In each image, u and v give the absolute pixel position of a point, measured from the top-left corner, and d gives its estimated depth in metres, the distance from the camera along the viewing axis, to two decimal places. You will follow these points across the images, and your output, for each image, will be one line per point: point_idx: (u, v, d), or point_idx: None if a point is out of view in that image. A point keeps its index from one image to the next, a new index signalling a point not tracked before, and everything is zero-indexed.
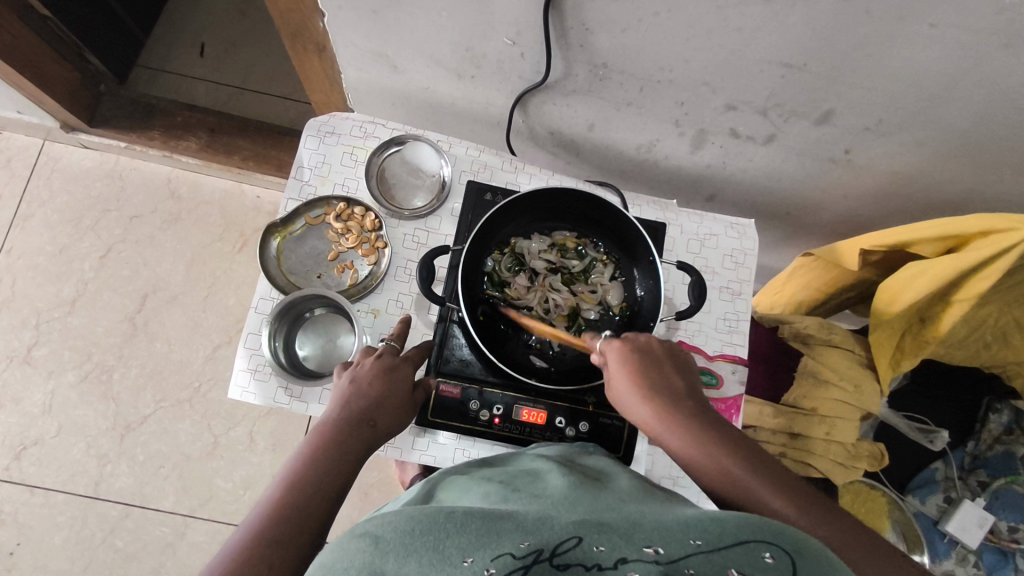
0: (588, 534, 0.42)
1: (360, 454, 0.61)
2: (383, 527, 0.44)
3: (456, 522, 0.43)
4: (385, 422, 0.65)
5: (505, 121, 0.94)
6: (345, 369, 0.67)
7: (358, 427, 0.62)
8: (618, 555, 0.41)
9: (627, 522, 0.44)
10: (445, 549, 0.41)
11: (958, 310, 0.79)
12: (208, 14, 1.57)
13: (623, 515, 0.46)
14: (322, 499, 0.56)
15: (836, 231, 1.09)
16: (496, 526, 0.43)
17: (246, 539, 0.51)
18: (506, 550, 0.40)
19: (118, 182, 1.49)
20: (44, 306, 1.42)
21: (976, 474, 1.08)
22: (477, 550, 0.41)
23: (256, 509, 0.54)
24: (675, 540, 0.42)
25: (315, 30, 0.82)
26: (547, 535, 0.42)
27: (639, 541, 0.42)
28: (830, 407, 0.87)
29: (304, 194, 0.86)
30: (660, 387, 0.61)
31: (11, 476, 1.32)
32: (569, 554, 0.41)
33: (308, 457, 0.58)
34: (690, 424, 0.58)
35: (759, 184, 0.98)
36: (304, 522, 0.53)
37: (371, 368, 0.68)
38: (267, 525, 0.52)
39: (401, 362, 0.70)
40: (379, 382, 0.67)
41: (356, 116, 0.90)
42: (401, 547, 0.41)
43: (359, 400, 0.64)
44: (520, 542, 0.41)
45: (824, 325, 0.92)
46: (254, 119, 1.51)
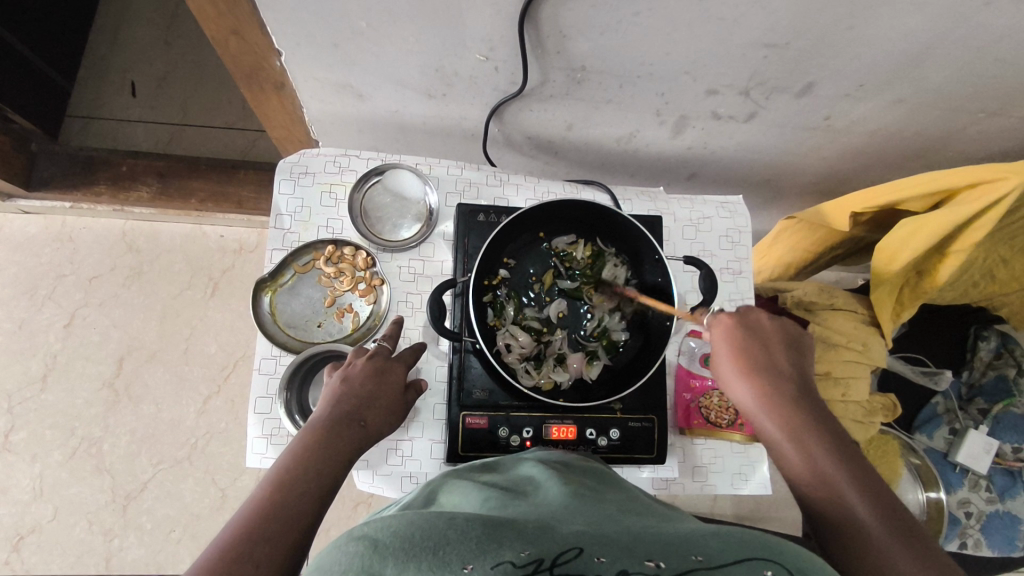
0: (589, 546, 0.40)
1: (351, 454, 0.60)
2: (381, 531, 0.41)
3: (457, 530, 0.41)
4: (375, 422, 0.63)
5: (480, 132, 0.91)
6: (335, 369, 0.66)
7: (347, 427, 0.61)
8: (619, 566, 0.38)
9: (629, 537, 0.42)
10: (445, 555, 0.38)
11: (955, 261, 0.81)
12: (133, 51, 1.48)
13: (625, 527, 0.44)
14: (310, 500, 0.54)
15: (814, 190, 1.10)
16: (497, 535, 0.40)
17: (233, 534, 0.49)
18: (506, 559, 0.38)
19: (68, 244, 1.40)
20: (13, 386, 1.34)
21: (975, 403, 1.13)
22: (477, 556, 0.38)
23: (242, 506, 0.52)
24: (679, 555, 0.40)
25: (272, 69, 0.78)
26: (548, 546, 0.40)
27: (640, 554, 0.39)
28: (842, 368, 0.89)
29: (288, 242, 0.82)
30: (750, 346, 0.64)
31: (14, 569, 1.26)
32: (569, 566, 0.38)
33: (296, 459, 0.56)
34: (768, 386, 0.61)
35: (740, 158, 0.98)
36: (290, 523, 0.51)
37: (362, 368, 0.66)
38: (251, 523, 0.50)
39: (393, 363, 0.68)
40: (371, 382, 0.65)
41: (326, 150, 0.86)
42: (399, 552, 0.38)
43: (350, 400, 0.63)
44: (521, 552, 0.38)
45: (823, 290, 0.94)
46: (204, 156, 1.43)
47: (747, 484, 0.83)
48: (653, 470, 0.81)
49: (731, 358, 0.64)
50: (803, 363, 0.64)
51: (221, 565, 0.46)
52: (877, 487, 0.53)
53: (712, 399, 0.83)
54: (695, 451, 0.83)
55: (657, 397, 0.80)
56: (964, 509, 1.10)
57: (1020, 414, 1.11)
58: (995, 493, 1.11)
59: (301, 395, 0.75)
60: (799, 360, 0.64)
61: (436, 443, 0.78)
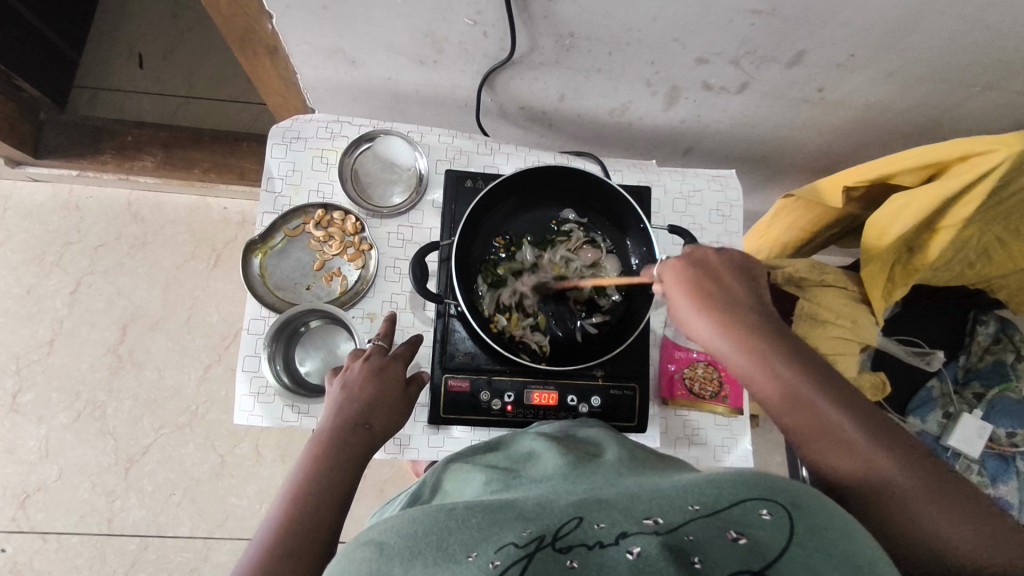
0: (588, 513, 0.41)
1: (360, 457, 0.63)
2: (387, 534, 0.43)
3: (458, 521, 0.42)
4: (380, 422, 0.66)
5: (473, 101, 0.92)
6: (335, 375, 0.67)
7: (352, 432, 0.63)
8: (619, 530, 0.39)
9: (625, 497, 0.43)
10: (449, 546, 0.40)
11: (945, 237, 0.81)
12: (141, 23, 1.49)
13: (622, 487, 0.45)
14: (326, 510, 0.57)
15: (812, 168, 1.09)
16: (497, 519, 0.42)
17: (257, 556, 0.53)
18: (508, 541, 0.39)
19: (76, 213, 1.43)
20: (21, 349, 1.37)
21: (971, 387, 1.13)
22: (479, 545, 0.39)
23: (265, 523, 0.56)
24: (675, 509, 0.41)
25: (264, 33, 0.79)
26: (549, 522, 0.40)
27: (637, 514, 0.40)
28: (830, 345, 0.89)
29: (279, 206, 0.83)
30: (720, 298, 0.58)
31: (20, 526, 1.30)
32: (571, 536, 0.39)
33: (307, 471, 0.59)
34: (751, 342, 0.55)
35: (735, 132, 0.97)
36: (310, 536, 0.56)
37: (361, 371, 0.67)
38: (275, 541, 0.54)
39: (392, 362, 0.69)
40: (371, 384, 0.67)
41: (320, 116, 0.87)
42: (407, 550, 0.40)
43: (351, 408, 0.64)
44: (523, 532, 0.39)
45: (816, 266, 0.94)
46: (208, 128, 1.45)
47: (729, 456, 0.83)
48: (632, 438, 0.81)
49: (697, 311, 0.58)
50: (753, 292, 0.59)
51: None
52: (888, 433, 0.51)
53: (697, 371, 0.84)
54: (677, 423, 0.84)
55: (640, 366, 0.80)
56: None
57: (1017, 399, 1.11)
58: (986, 476, 1.09)
59: (288, 351, 0.77)
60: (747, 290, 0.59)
61: (419, 407, 0.79)
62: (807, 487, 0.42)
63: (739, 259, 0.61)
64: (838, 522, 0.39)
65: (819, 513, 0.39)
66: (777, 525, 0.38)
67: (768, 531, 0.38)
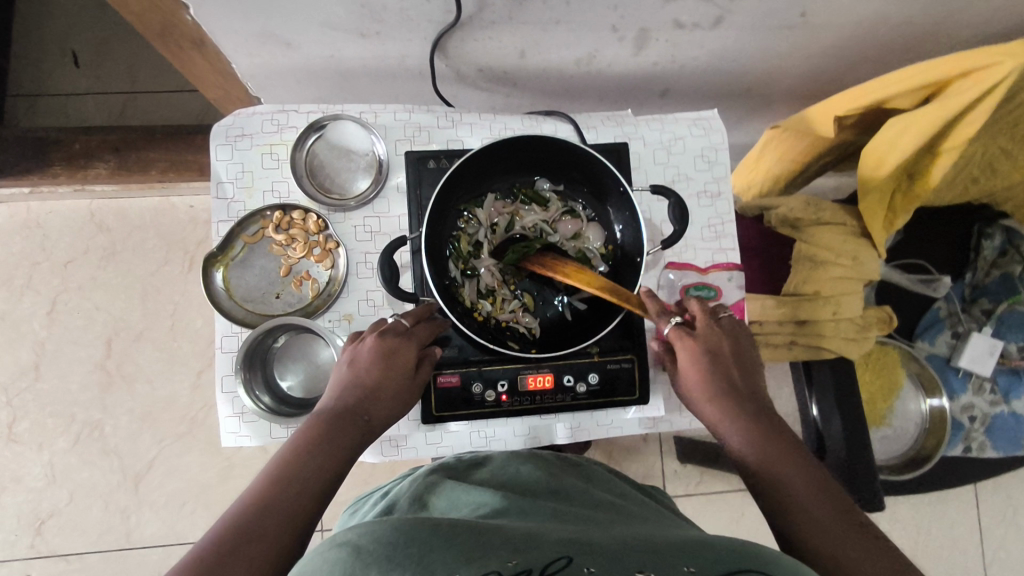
0: (578, 556, 0.40)
1: (354, 447, 0.60)
2: (365, 537, 0.42)
3: (443, 541, 0.41)
4: (379, 415, 0.64)
5: (427, 69, 0.84)
6: (347, 349, 0.66)
7: (349, 421, 0.61)
8: None
9: (616, 546, 0.42)
10: (429, 562, 0.39)
11: (947, 160, 0.75)
12: (66, 17, 1.38)
13: (614, 535, 0.45)
14: (307, 498, 0.53)
15: (799, 94, 1.02)
16: (483, 546, 0.41)
17: (230, 520, 0.49)
18: (490, 569, 0.38)
19: (37, 230, 1.37)
20: (8, 378, 1.34)
21: (979, 304, 1.08)
22: (460, 567, 0.38)
23: (238, 498, 0.52)
24: (669, 568, 0.39)
25: (184, 26, 0.71)
26: (535, 557, 0.40)
27: (629, 566, 0.39)
28: (830, 287, 0.85)
29: (234, 212, 0.78)
30: (717, 371, 0.66)
31: (40, 550, 1.30)
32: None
33: (298, 452, 0.56)
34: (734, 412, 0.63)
35: (713, 68, 0.90)
36: (292, 513, 0.51)
37: (371, 350, 0.65)
38: (247, 518, 0.50)
39: (405, 343, 0.67)
40: (378, 366, 0.65)
41: (263, 108, 0.80)
42: (383, 560, 0.39)
43: (356, 391, 0.63)
44: (507, 563, 0.39)
45: (811, 206, 0.88)
46: (157, 124, 1.36)
47: None
48: (638, 410, 0.77)
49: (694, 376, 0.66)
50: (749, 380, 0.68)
51: (218, 551, 0.46)
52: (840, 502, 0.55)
53: None
54: None
55: (636, 336, 0.76)
56: (967, 413, 1.07)
57: None
58: (1000, 395, 1.07)
59: (265, 371, 0.73)
60: (745, 378, 0.67)
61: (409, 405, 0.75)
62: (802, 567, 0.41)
63: (741, 348, 0.70)
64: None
65: None
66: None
67: None
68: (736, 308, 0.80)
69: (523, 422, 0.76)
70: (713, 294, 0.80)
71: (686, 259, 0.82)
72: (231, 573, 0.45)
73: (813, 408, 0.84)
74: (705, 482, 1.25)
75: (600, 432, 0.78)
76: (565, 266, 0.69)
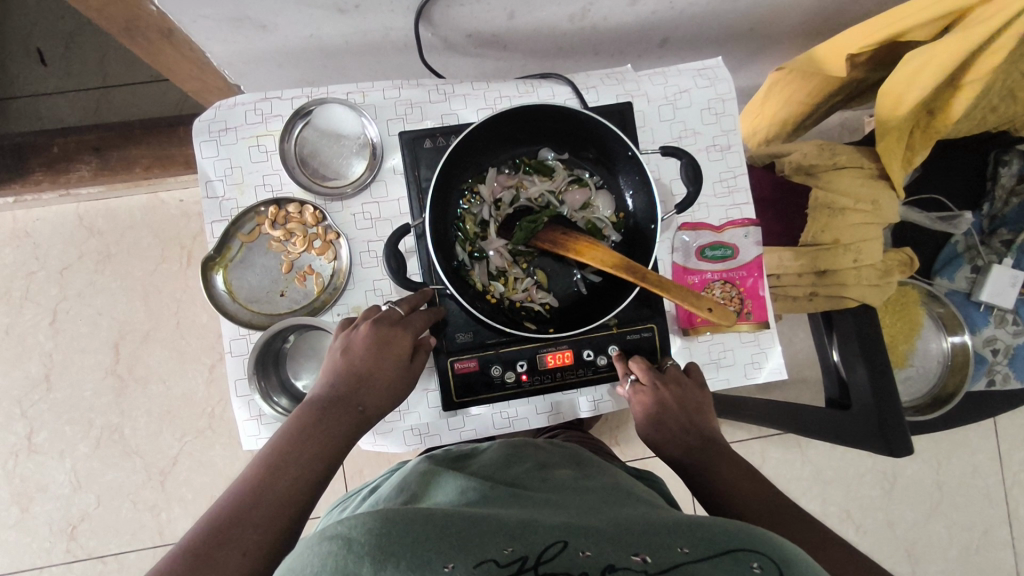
0: (573, 539, 0.41)
1: (347, 438, 0.58)
2: (355, 528, 0.40)
3: (436, 528, 0.41)
4: (375, 404, 0.61)
5: (412, 40, 0.80)
6: (339, 336, 0.63)
7: (344, 411, 0.59)
8: (605, 561, 0.38)
9: (615, 530, 0.42)
10: (424, 550, 0.38)
11: (972, 91, 0.72)
12: (24, 12, 1.31)
13: (609, 517, 0.45)
14: (302, 486, 0.54)
15: (803, 32, 0.97)
16: (480, 533, 0.41)
17: (222, 513, 0.50)
18: (489, 557, 0.39)
19: (28, 240, 1.34)
20: (20, 392, 1.33)
21: (998, 235, 1.05)
22: (457, 556, 0.38)
23: (234, 483, 0.53)
24: (665, 549, 0.40)
25: (151, 17, 0.67)
26: (534, 541, 0.40)
27: (627, 548, 0.40)
28: (850, 235, 0.83)
29: (227, 211, 0.74)
30: None
31: (76, 555, 1.30)
32: (555, 560, 0.39)
33: (290, 440, 0.55)
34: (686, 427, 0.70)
35: (714, 11, 0.85)
36: (283, 508, 0.52)
37: (365, 337, 0.62)
38: (241, 506, 0.51)
39: (399, 332, 0.64)
40: (372, 355, 0.62)
41: (244, 97, 0.76)
42: (376, 550, 0.38)
43: (349, 378, 0.60)
44: (505, 550, 0.39)
45: (825, 148, 0.86)
46: (136, 118, 1.31)
47: (761, 372, 0.78)
48: None
49: None
50: (699, 415, 0.69)
51: (206, 545, 0.48)
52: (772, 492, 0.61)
53: (714, 294, 0.78)
54: (702, 349, 0.77)
55: (653, 305, 0.74)
56: (989, 347, 1.04)
57: None
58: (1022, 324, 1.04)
59: (279, 372, 0.72)
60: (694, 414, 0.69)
61: (428, 392, 0.73)
62: (789, 544, 0.42)
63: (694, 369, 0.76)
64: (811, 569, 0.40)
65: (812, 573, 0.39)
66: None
67: None
68: (754, 264, 0.77)
69: (545, 399, 0.75)
70: (730, 252, 0.77)
71: (699, 218, 0.79)
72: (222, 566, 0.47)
73: (835, 353, 0.83)
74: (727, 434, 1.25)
75: (623, 403, 0.75)
76: (576, 241, 0.66)
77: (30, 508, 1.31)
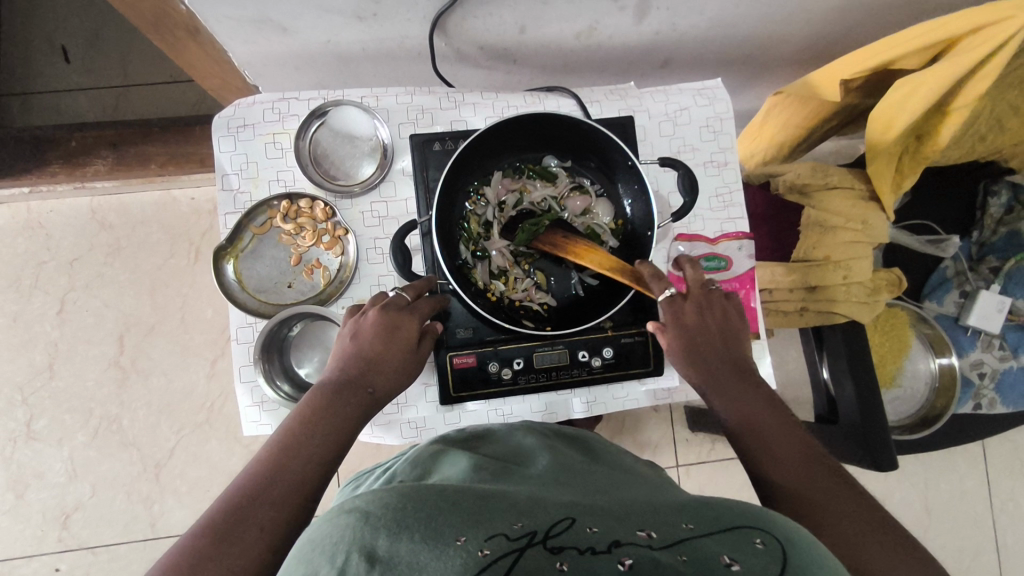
0: (580, 516, 0.40)
1: (358, 419, 0.60)
2: (373, 502, 0.40)
3: (448, 502, 0.40)
4: (383, 386, 0.63)
5: (427, 50, 0.83)
6: (346, 324, 0.65)
7: (353, 393, 0.61)
8: (611, 537, 0.38)
9: (621, 509, 0.42)
10: (437, 523, 0.37)
11: (957, 118, 0.75)
12: (52, 11, 1.36)
13: (614, 498, 0.45)
14: (315, 463, 0.55)
15: (801, 59, 1.01)
16: (493, 509, 0.40)
17: (239, 492, 0.51)
18: (500, 531, 0.37)
19: (41, 231, 1.37)
20: (23, 379, 1.35)
21: (987, 262, 1.08)
22: (470, 529, 0.37)
23: (249, 465, 0.54)
24: (669, 526, 0.40)
25: (179, 15, 0.70)
26: (542, 518, 0.39)
27: (633, 525, 0.39)
28: (840, 252, 0.86)
29: (241, 203, 0.77)
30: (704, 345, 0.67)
31: (67, 544, 1.31)
32: (563, 535, 0.38)
33: (302, 422, 0.57)
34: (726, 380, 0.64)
35: (715, 34, 0.88)
36: (298, 486, 0.53)
37: (372, 324, 0.65)
38: (258, 486, 0.52)
39: (405, 317, 0.66)
40: (379, 340, 0.64)
41: (263, 97, 0.79)
42: (393, 522, 0.38)
43: (358, 363, 0.63)
44: (514, 524, 0.38)
45: (818, 169, 0.89)
46: (153, 117, 1.35)
47: None
48: (651, 382, 0.78)
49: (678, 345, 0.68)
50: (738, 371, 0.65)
51: (226, 522, 0.48)
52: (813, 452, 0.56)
53: None
54: None
55: (648, 310, 0.77)
56: (976, 370, 1.07)
57: None
58: (1008, 350, 1.07)
59: (283, 360, 0.74)
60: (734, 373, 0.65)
61: (427, 387, 0.76)
62: (792, 522, 0.42)
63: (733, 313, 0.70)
64: (815, 547, 0.40)
65: (815, 551, 0.39)
66: (770, 554, 0.38)
67: (763, 557, 0.37)
68: (746, 276, 0.80)
69: (539, 399, 0.77)
70: (723, 263, 0.80)
71: (695, 230, 0.82)
72: (243, 540, 0.48)
73: (825, 370, 0.85)
74: (718, 449, 1.27)
75: (615, 406, 0.78)
76: (576, 245, 0.69)
77: (25, 496, 1.32)
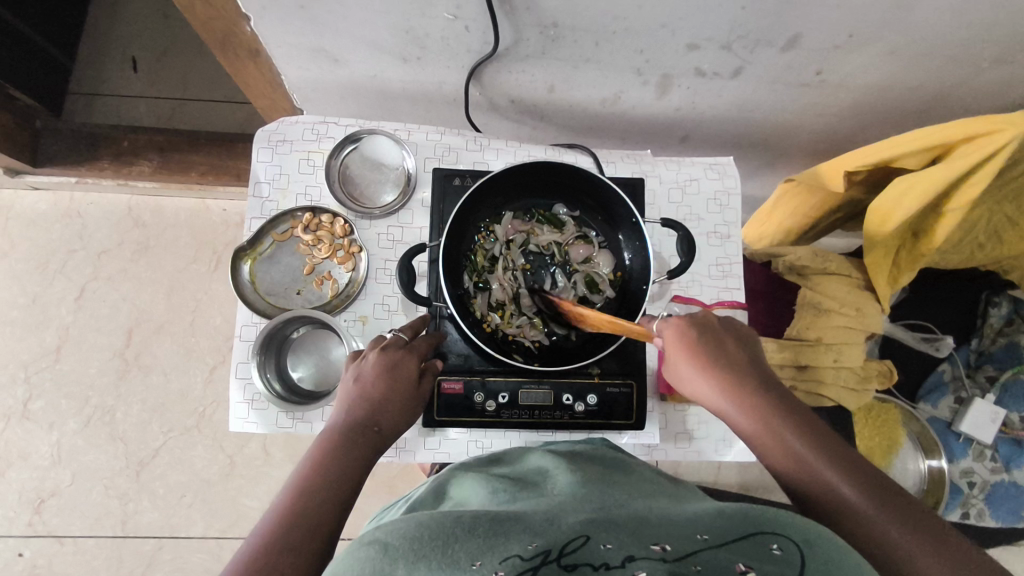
0: (595, 532, 0.41)
1: (368, 457, 0.61)
2: (391, 534, 0.42)
3: (465, 527, 0.41)
4: (389, 423, 0.64)
5: (462, 96, 0.90)
6: (349, 367, 0.66)
7: (361, 432, 0.61)
8: (625, 552, 0.38)
9: (636, 520, 0.43)
10: (453, 551, 0.39)
11: (952, 219, 0.78)
12: (132, 25, 1.48)
13: (631, 511, 0.46)
14: (330, 507, 0.54)
15: (813, 151, 1.06)
16: (505, 527, 0.41)
17: (262, 543, 0.50)
18: (514, 552, 0.39)
19: (78, 220, 1.43)
20: (29, 358, 1.38)
21: (983, 370, 1.09)
22: (485, 553, 0.38)
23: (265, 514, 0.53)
24: (684, 539, 0.40)
25: (244, 36, 0.78)
26: (556, 535, 0.41)
27: (647, 540, 0.40)
28: (832, 335, 0.87)
29: (267, 211, 0.83)
30: (720, 359, 0.63)
31: (36, 530, 1.31)
32: (578, 552, 0.39)
33: (313, 467, 0.57)
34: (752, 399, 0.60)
35: (732, 117, 0.94)
36: (316, 527, 0.52)
37: (374, 363, 0.66)
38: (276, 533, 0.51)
39: (405, 354, 0.68)
40: (383, 378, 0.66)
41: (305, 118, 0.86)
42: (410, 554, 0.39)
43: (364, 403, 0.63)
44: (529, 545, 0.39)
45: (818, 255, 0.91)
46: (203, 130, 1.44)
47: (731, 451, 0.81)
48: (631, 436, 0.79)
49: (685, 353, 0.63)
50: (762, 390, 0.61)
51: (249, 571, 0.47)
52: (869, 476, 0.52)
53: None
54: (676, 416, 0.81)
55: (636, 363, 0.79)
56: (966, 478, 1.07)
57: None
58: (1000, 463, 1.07)
59: (279, 360, 0.77)
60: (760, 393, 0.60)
61: None
62: (825, 530, 0.42)
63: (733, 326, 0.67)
64: (842, 552, 0.41)
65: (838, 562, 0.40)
66: (787, 560, 0.39)
67: (782, 566, 0.38)
68: None
69: (520, 436, 0.79)
70: None
71: (692, 294, 0.85)
72: None
73: None
74: None
75: None
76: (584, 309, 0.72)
77: (6, 474, 1.33)
